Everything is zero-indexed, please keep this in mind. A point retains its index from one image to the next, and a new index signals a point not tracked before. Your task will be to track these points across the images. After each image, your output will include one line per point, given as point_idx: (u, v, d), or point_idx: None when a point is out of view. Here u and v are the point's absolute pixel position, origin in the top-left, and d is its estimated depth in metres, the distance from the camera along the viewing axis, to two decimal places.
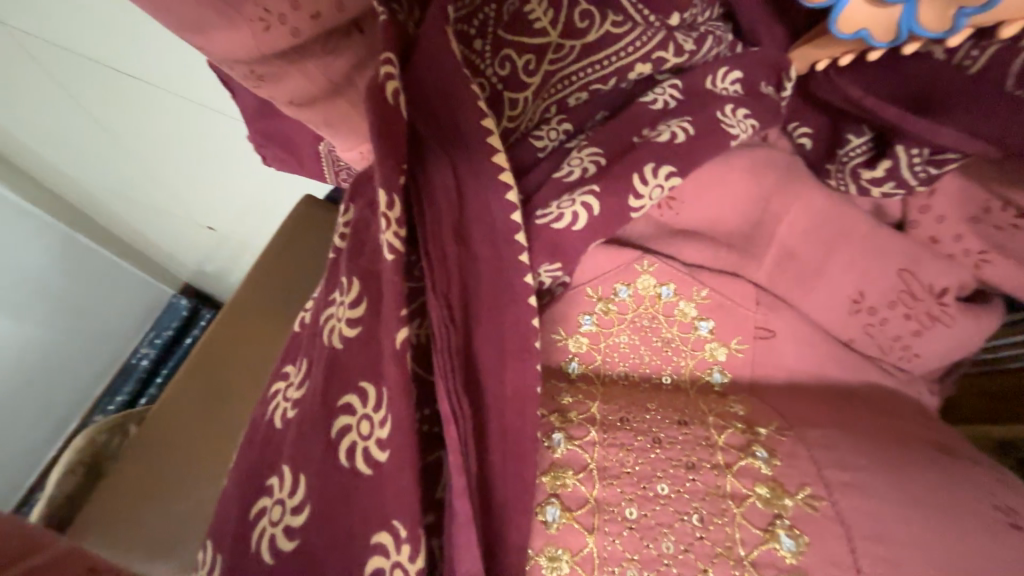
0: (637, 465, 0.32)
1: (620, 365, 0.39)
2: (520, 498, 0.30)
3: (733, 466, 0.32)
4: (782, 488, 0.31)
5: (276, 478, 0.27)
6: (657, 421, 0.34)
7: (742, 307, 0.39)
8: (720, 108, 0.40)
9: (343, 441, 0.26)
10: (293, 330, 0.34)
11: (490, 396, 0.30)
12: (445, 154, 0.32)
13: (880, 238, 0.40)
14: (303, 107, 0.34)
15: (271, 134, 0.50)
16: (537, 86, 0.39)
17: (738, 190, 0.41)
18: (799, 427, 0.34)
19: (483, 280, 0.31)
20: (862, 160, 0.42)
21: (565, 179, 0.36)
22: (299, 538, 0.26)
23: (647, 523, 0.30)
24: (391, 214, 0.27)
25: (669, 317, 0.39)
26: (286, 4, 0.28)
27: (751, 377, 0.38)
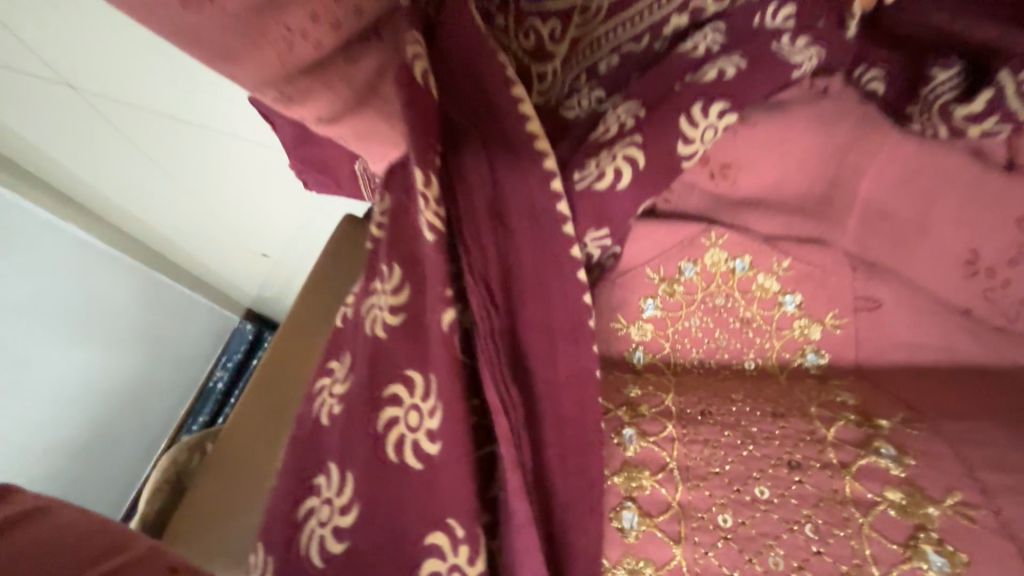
0: (727, 463, 0.27)
1: (692, 351, 0.34)
2: (583, 496, 0.26)
3: (853, 467, 0.26)
4: (923, 492, 0.24)
5: (325, 476, 0.26)
6: (746, 413, 0.29)
7: (836, 276, 0.33)
8: (776, 40, 0.34)
9: (388, 433, 0.25)
10: (333, 327, 0.32)
11: (540, 383, 0.27)
12: (474, 125, 0.30)
13: (992, 186, 0.31)
14: (332, 124, 0.32)
15: (310, 160, 0.50)
16: (564, 55, 0.38)
17: (798, 141, 0.34)
18: (932, 419, 0.28)
19: (526, 255, 0.28)
20: (953, 95, 0.32)
21: (603, 137, 0.33)
22: (350, 538, 0.24)
23: (746, 532, 0.25)
24: (430, 193, 0.26)
25: (748, 295, 0.34)
26: (304, 17, 0.27)
27: (855, 359, 0.32)
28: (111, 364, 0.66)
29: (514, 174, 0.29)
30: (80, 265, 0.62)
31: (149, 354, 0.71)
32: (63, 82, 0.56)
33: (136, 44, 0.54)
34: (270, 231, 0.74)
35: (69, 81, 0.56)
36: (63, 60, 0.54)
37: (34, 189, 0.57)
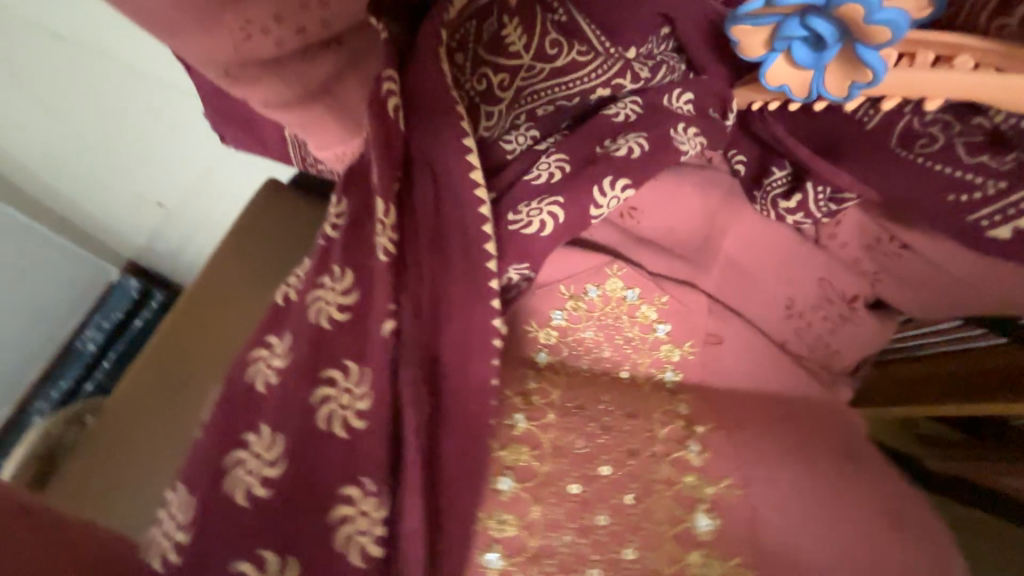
0: (585, 446, 0.36)
1: (584, 359, 0.42)
2: (467, 478, 0.32)
3: (670, 456, 0.36)
4: (706, 478, 0.36)
5: (255, 434, 0.30)
6: (608, 411, 0.38)
7: (697, 315, 0.42)
8: (675, 128, 0.43)
9: (320, 405, 0.31)
10: (274, 301, 0.36)
11: (444, 382, 0.33)
12: (425, 158, 0.35)
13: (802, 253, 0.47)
14: (275, 109, 0.34)
15: (230, 115, 0.45)
16: (509, 101, 0.41)
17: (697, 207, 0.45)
18: (732, 428, 0.39)
19: (452, 280, 0.34)
20: (780, 192, 0.45)
21: (534, 183, 0.39)
22: (274, 486, 0.29)
23: (588, 497, 0.34)
24: (387, 220, 0.33)
25: (633, 319, 0.42)
26: (270, 17, 0.30)
27: (702, 378, 0.42)
28: None
29: (448, 203, 0.34)
30: None
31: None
32: None
33: None
34: (161, 188, 0.63)
35: None
36: None
37: None
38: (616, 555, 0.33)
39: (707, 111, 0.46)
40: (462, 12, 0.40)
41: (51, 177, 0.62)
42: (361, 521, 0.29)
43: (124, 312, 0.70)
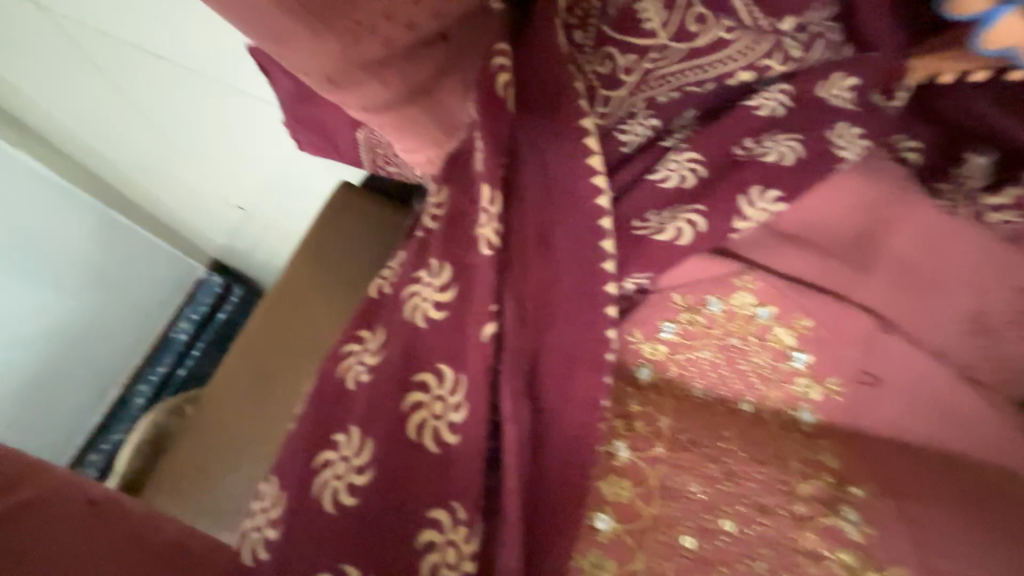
0: (703, 492, 0.31)
1: (696, 381, 0.36)
2: (568, 503, 0.28)
3: (815, 522, 0.30)
4: (868, 557, 0.29)
5: (344, 435, 0.29)
6: (732, 453, 0.32)
7: (844, 346, 0.34)
8: (829, 129, 0.36)
9: (422, 418, 0.28)
10: (368, 296, 0.35)
11: (553, 403, 0.29)
12: (536, 154, 0.31)
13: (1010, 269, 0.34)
14: (375, 112, 0.33)
15: (308, 121, 0.46)
16: (632, 87, 0.35)
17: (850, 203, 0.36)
18: (903, 495, 0.31)
19: (563, 282, 0.30)
20: (978, 183, 0.37)
21: (663, 186, 0.33)
22: (361, 495, 0.28)
23: (707, 556, 0.29)
24: (491, 210, 0.29)
25: (762, 340, 0.35)
26: (378, 15, 0.28)
27: (847, 418, 0.34)
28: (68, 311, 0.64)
29: (572, 203, 0.31)
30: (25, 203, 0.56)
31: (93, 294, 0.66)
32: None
33: None
34: (249, 187, 0.64)
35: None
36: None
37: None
38: None
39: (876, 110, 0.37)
40: None
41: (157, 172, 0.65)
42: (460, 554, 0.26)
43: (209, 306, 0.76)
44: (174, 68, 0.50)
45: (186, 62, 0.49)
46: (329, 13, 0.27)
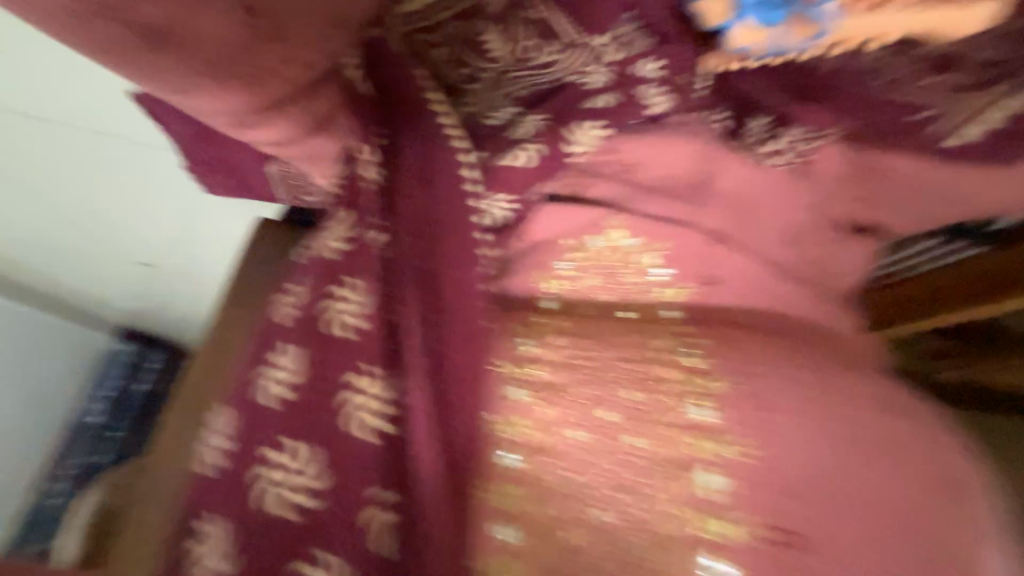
0: (586, 394, 0.39)
1: (575, 295, 0.44)
2: (463, 388, 0.38)
3: (684, 416, 0.38)
4: (717, 443, 0.38)
5: (279, 353, 0.40)
6: (607, 357, 0.40)
7: (692, 250, 0.45)
8: (642, 87, 0.46)
9: (351, 375, 0.39)
10: (298, 257, 0.44)
11: (445, 357, 0.38)
12: (412, 136, 0.42)
13: (796, 188, 0.45)
14: (285, 144, 0.38)
15: (215, 162, 0.50)
16: (488, 88, 0.46)
17: (687, 151, 0.45)
18: (755, 371, 0.40)
19: (439, 218, 0.41)
20: (767, 134, 0.46)
21: (512, 137, 0.44)
22: (296, 387, 0.39)
23: (594, 459, 0.38)
24: (374, 160, 0.42)
25: (637, 264, 0.45)
26: (275, 60, 0.33)
27: (707, 308, 0.43)
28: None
29: (435, 210, 0.41)
30: None
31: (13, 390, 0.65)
32: None
33: None
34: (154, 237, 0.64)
35: None
36: None
37: None
38: (636, 522, 0.36)
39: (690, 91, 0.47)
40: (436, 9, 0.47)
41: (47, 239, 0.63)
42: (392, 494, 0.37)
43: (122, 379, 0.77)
44: (59, 128, 0.50)
45: (73, 120, 0.50)
46: (228, 63, 0.32)
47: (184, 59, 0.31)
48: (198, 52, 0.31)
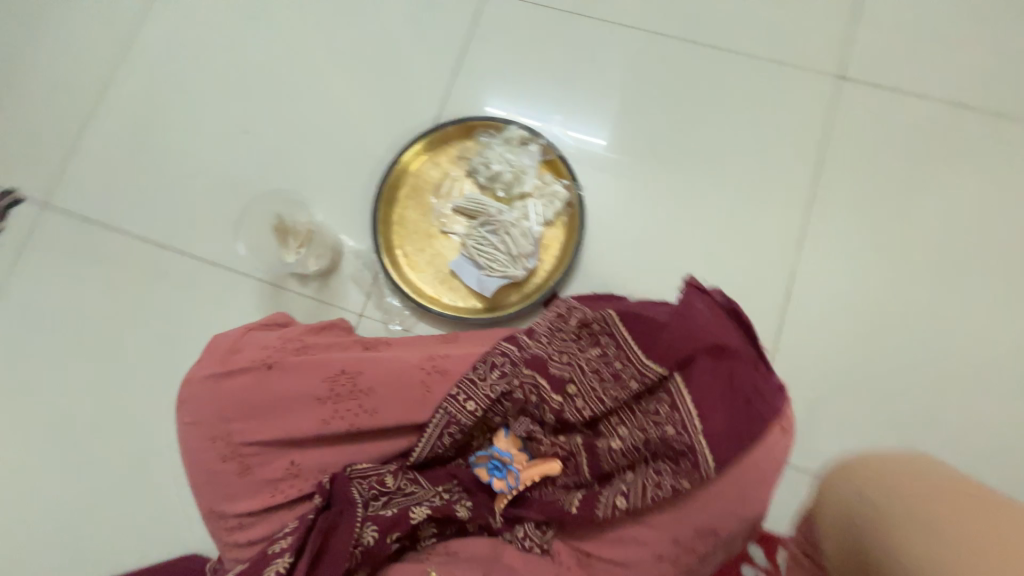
0: None
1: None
2: None
3: None
4: None
5: None
6: None
7: (518, 535, 0.68)
8: (534, 405, 0.68)
9: None
10: (288, 443, 0.70)
11: None
12: (431, 426, 0.71)
13: (588, 454, 0.64)
14: (303, 388, 0.70)
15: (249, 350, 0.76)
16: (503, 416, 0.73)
17: (540, 434, 0.69)
18: None
19: (337, 530, 0.64)
20: (564, 452, 0.67)
21: (420, 453, 0.72)
22: None
23: None
24: (438, 419, 0.70)
25: None
26: (393, 356, 0.74)
27: None
28: (107, 521, 1.03)
29: (335, 545, 0.62)
30: (142, 431, 1.07)
31: (113, 496, 1.04)
32: (187, 319, 1.12)
33: (265, 302, 1.12)
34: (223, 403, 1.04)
35: (190, 317, 1.12)
36: (197, 297, 1.13)
37: (157, 290, 1.14)
38: None
39: (528, 408, 0.69)
40: (508, 357, 0.70)
41: (165, 422, 1.07)
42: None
43: (139, 541, 1.01)
44: (224, 286, 1.13)
45: (229, 274, 1.14)
46: (323, 358, 0.72)
47: (311, 344, 0.77)
48: (366, 349, 0.80)
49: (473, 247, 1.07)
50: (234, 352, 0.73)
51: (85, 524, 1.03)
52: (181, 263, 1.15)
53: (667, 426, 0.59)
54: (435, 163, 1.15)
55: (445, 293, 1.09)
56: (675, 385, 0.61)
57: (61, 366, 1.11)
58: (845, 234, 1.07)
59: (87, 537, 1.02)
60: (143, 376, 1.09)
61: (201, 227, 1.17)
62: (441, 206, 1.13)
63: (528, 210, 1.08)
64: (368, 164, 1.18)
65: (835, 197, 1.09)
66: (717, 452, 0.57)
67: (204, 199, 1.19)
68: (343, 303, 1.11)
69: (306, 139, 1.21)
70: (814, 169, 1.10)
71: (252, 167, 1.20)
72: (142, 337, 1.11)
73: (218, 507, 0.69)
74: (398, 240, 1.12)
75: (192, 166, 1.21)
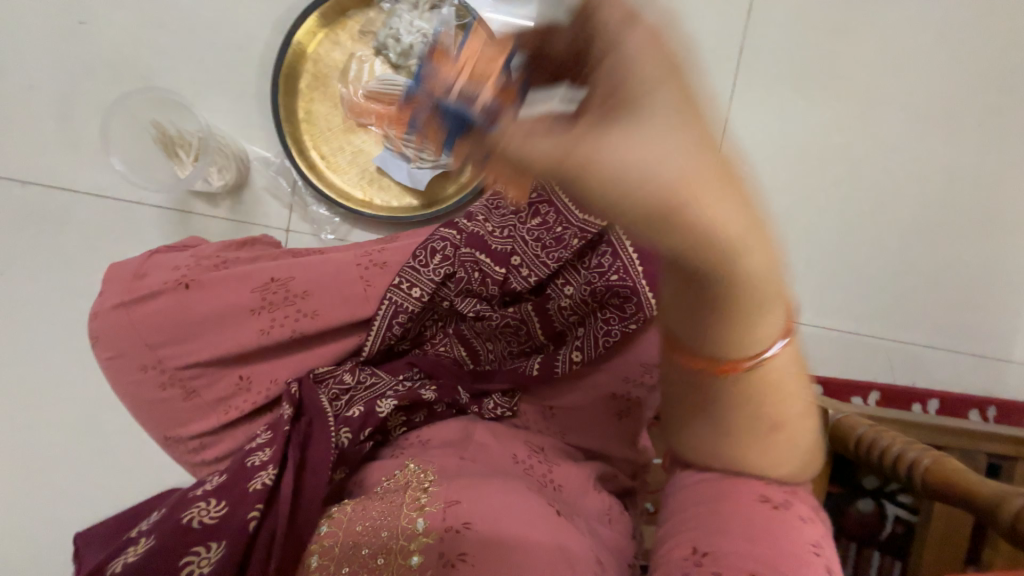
0: (368, 540, 0.54)
1: (404, 472, 0.62)
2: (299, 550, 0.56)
3: (411, 521, 0.54)
4: (423, 512, 0.55)
5: (207, 501, 0.56)
6: (376, 520, 0.56)
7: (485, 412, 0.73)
8: (479, 281, 0.67)
9: (195, 529, 0.54)
10: (232, 360, 0.66)
11: (300, 544, 0.56)
12: (378, 320, 0.69)
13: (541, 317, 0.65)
14: (232, 301, 0.65)
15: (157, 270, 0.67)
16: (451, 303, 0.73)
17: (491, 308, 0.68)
18: (483, 482, 0.58)
19: (315, 436, 0.62)
20: (516, 320, 0.66)
21: (372, 347, 0.70)
22: (210, 523, 0.54)
23: (367, 542, 0.54)
24: (383, 311, 0.68)
25: (415, 489, 0.58)
26: (325, 257, 0.69)
27: (476, 476, 0.60)
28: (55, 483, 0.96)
29: (316, 449, 0.61)
30: (66, 388, 0.97)
31: (54, 457, 0.96)
32: (81, 261, 0.98)
33: (170, 230, 0.99)
34: None
35: (84, 259, 0.98)
36: (86, 236, 0.98)
37: (30, 234, 0.97)
38: (381, 536, 0.54)
39: (474, 285, 0.68)
40: (445, 240, 0.68)
41: (93, 374, 0.98)
42: (203, 560, 0.52)
43: (99, 495, 0.97)
44: (115, 219, 0.98)
45: (116, 204, 0.98)
46: (247, 268, 0.67)
47: (232, 258, 0.70)
48: (296, 256, 0.74)
49: (396, 137, 0.97)
50: (140, 276, 0.65)
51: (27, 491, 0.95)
52: (51, 199, 0.97)
53: (611, 275, 0.61)
54: (336, 43, 0.99)
55: (376, 193, 1.00)
56: (616, 236, 0.61)
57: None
58: (775, 82, 1.06)
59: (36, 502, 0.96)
60: (47, 332, 0.97)
61: (65, 153, 0.98)
62: (352, 94, 0.99)
63: (451, 89, 0.98)
64: (253, 51, 0.99)
65: (768, 41, 1.05)
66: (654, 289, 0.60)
67: (55, 118, 0.97)
68: (264, 220, 1.00)
69: (166, 26, 0.98)
70: (747, 13, 1.05)
71: (105, 69, 0.98)
72: (30, 290, 0.97)
73: (175, 433, 0.67)
74: (310, 140, 0.99)
75: (22, 76, 0.97)
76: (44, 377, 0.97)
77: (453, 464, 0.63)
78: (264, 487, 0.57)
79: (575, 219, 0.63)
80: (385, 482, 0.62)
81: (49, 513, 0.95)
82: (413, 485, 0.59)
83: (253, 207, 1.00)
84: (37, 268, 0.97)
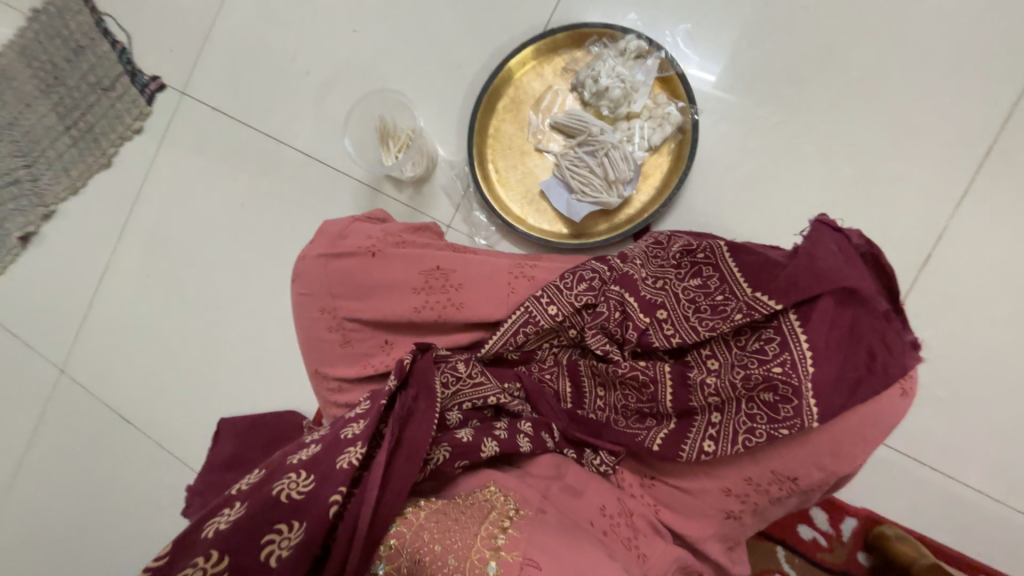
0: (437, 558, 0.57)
1: (482, 497, 0.64)
2: (376, 535, 0.59)
3: (484, 558, 0.56)
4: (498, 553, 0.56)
5: (297, 475, 0.59)
6: (447, 544, 0.58)
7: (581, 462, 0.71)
8: (617, 324, 0.66)
9: (284, 503, 0.57)
10: (385, 325, 0.76)
11: (380, 532, 0.59)
12: (508, 330, 0.71)
13: (676, 384, 0.62)
14: (403, 276, 0.75)
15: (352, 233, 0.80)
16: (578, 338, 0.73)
17: (621, 354, 0.67)
18: (558, 545, 0.57)
19: (413, 422, 0.65)
20: (643, 375, 0.64)
21: (492, 350, 0.73)
22: (298, 498, 0.58)
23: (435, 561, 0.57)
24: (515, 319, 0.71)
25: (490, 525, 0.59)
26: (484, 260, 0.76)
27: (555, 535, 0.59)
28: (230, 375, 1.23)
29: (416, 436, 0.63)
30: (258, 305, 1.23)
31: (235, 355, 1.23)
32: (293, 211, 1.22)
33: (361, 203, 1.18)
34: None
35: (296, 210, 1.22)
36: (302, 192, 1.22)
37: (270, 182, 1.24)
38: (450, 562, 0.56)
39: (610, 325, 0.66)
40: (596, 274, 0.69)
41: (277, 300, 1.22)
42: (287, 536, 0.56)
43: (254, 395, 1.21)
44: (326, 185, 1.20)
45: (330, 173, 1.20)
46: (421, 252, 0.76)
47: (410, 240, 0.81)
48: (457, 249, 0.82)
49: (567, 167, 1.02)
50: (343, 235, 0.79)
51: (214, 373, 1.24)
52: (290, 159, 1.23)
53: (774, 365, 0.56)
54: (539, 75, 1.09)
55: (532, 214, 1.07)
56: (787, 324, 0.56)
57: (197, 242, 1.29)
58: (1021, 200, 0.88)
59: (216, 383, 1.24)
60: (257, 259, 1.24)
61: (311, 127, 1.23)
62: (539, 122, 1.08)
63: (632, 133, 1.01)
64: (469, 72, 1.15)
65: (1020, 154, 0.89)
66: (820, 396, 0.54)
67: (313, 99, 1.24)
68: (433, 213, 1.14)
69: (410, 42, 1.19)
70: (1002, 118, 0.90)
71: (357, 68, 1.22)
72: (257, 224, 1.24)
73: (325, 371, 0.78)
74: (491, 154, 1.10)
75: (303, 64, 1.25)
76: (246, 292, 1.24)
77: (535, 498, 0.63)
78: (349, 468, 0.59)
79: (747, 294, 0.59)
80: (466, 495, 0.65)
81: (221, 396, 1.23)
82: (495, 514, 0.60)
83: (427, 200, 1.14)
84: (266, 208, 1.24)
